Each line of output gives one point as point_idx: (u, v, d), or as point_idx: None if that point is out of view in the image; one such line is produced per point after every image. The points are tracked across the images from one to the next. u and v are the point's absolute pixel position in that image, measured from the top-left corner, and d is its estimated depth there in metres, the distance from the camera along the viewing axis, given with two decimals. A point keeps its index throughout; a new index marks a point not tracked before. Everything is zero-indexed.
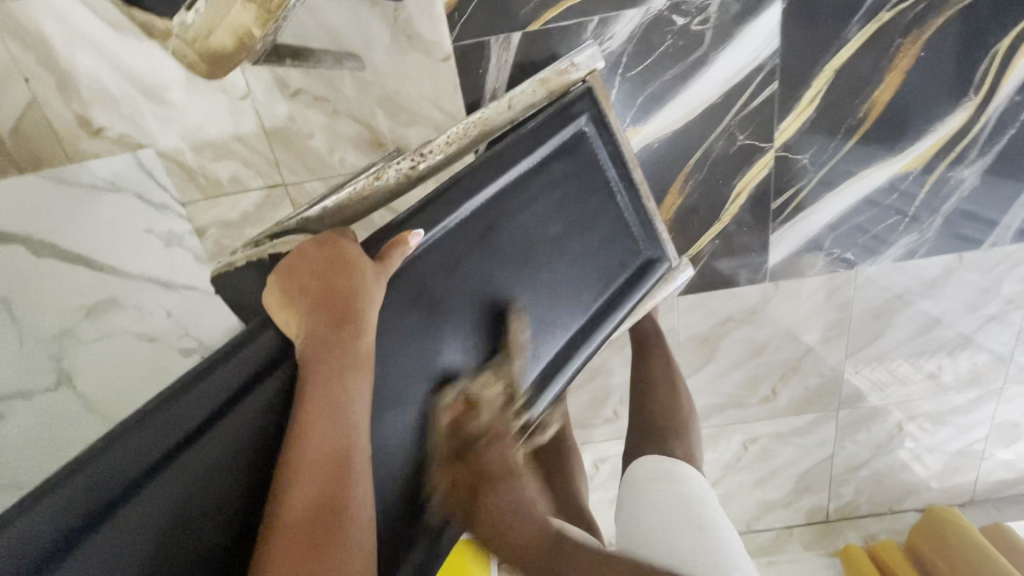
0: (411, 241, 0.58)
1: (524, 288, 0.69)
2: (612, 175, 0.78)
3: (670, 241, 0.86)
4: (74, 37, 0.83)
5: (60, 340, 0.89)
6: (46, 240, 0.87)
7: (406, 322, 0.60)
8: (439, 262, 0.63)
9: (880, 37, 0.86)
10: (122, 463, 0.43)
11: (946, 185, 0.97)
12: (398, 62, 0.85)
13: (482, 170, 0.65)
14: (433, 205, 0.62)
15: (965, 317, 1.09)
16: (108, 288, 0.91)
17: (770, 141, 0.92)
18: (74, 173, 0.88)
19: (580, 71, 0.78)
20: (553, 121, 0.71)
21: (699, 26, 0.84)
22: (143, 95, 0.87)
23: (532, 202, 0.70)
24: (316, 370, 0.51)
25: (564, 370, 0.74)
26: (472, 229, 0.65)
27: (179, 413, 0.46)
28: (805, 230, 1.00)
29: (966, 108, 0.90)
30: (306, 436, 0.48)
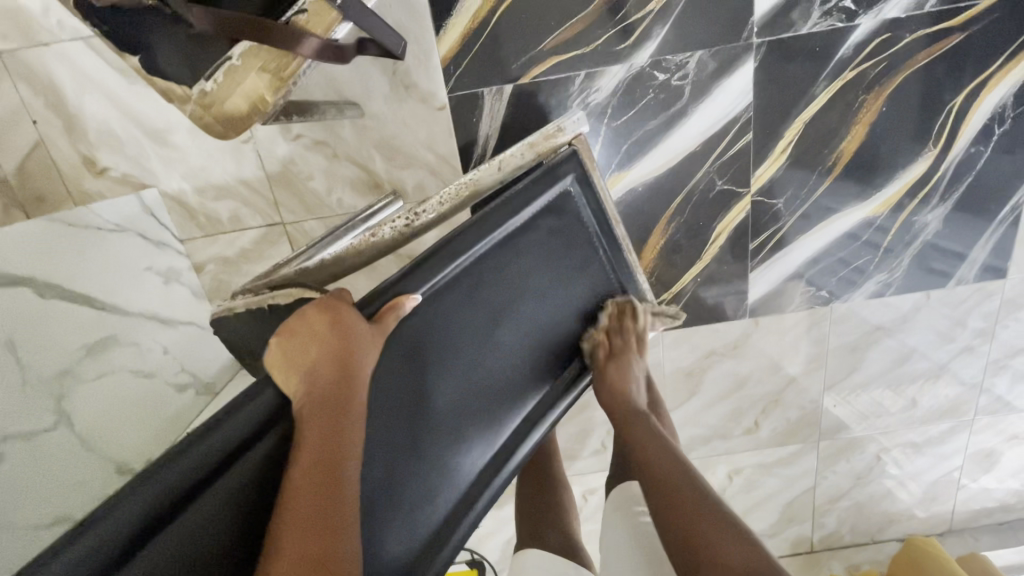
0: (408, 304, 0.61)
1: (510, 339, 0.72)
2: (595, 230, 0.83)
3: (648, 288, 0.90)
4: (84, 83, 0.87)
5: (61, 378, 0.80)
6: (52, 281, 0.81)
7: (399, 378, 0.61)
8: (430, 317, 0.65)
9: (845, 93, 0.92)
10: (128, 519, 0.43)
11: (912, 228, 1.03)
12: (396, 109, 0.90)
13: (475, 229, 0.69)
14: (431, 259, 0.64)
15: (936, 350, 1.14)
16: (108, 326, 0.88)
17: (747, 186, 0.97)
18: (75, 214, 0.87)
19: (566, 134, 0.81)
20: (540, 181, 0.76)
21: (678, 81, 0.90)
22: (148, 137, 0.90)
23: (519, 256, 0.73)
24: (313, 424, 0.51)
25: (548, 415, 0.76)
26: (466, 283, 0.68)
27: (185, 468, 0.47)
28: (783, 268, 1.05)
29: (926, 157, 0.97)
30: (297, 490, 0.47)
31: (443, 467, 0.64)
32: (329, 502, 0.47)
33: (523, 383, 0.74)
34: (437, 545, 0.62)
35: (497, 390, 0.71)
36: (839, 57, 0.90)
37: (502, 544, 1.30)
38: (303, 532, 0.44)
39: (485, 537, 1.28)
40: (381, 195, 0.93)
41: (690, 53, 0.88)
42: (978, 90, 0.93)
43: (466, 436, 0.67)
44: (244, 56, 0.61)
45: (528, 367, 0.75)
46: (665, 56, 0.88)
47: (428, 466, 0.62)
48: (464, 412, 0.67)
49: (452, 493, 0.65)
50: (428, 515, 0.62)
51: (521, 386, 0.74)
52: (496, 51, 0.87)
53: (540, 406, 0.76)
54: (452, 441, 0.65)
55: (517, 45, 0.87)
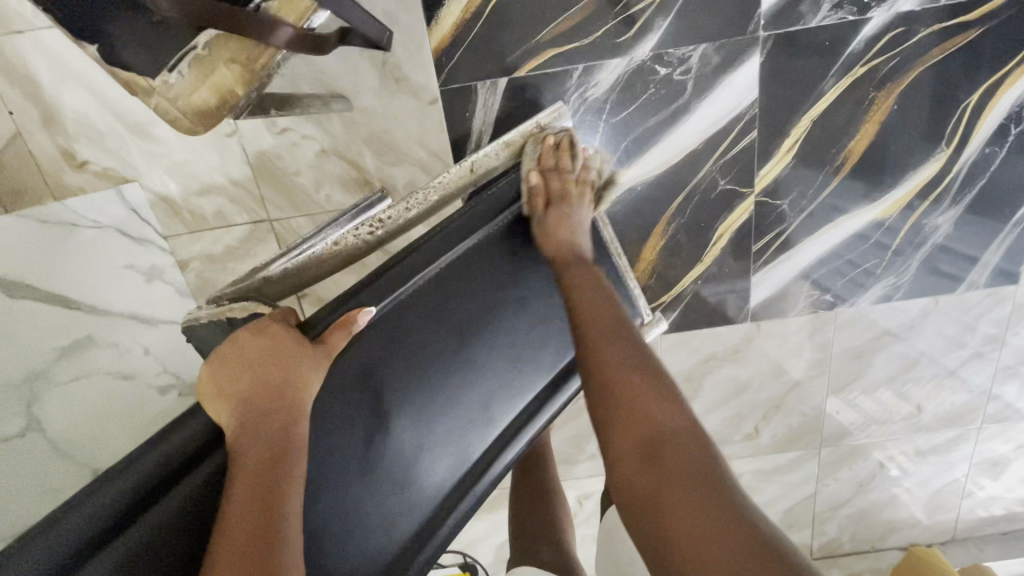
0: (361, 318, 0.58)
1: (485, 350, 0.67)
2: None
3: (641, 295, 0.86)
4: (62, 72, 0.83)
5: (32, 383, 0.85)
6: (29, 281, 0.85)
7: (355, 395, 0.59)
8: (391, 330, 0.62)
9: (856, 90, 0.88)
10: (56, 540, 0.43)
11: (922, 231, 0.99)
12: (386, 103, 0.86)
13: (442, 237, 0.67)
14: (389, 273, 0.63)
15: (943, 357, 1.11)
16: (84, 327, 0.89)
17: (751, 186, 0.94)
18: (54, 211, 0.87)
19: (548, 132, 0.78)
20: (509, 188, 0.75)
21: (680, 76, 0.86)
22: (128, 130, 0.87)
23: (493, 261, 0.70)
24: (248, 455, 0.49)
25: (528, 429, 0.69)
26: (435, 293, 0.65)
27: (121, 487, 0.46)
28: (787, 271, 1.01)
29: (938, 158, 0.93)
30: (230, 522, 0.45)
31: (405, 487, 0.61)
32: (263, 538, 0.44)
33: (500, 396, 0.68)
34: (399, 568, 0.59)
35: (467, 404, 0.65)
36: (850, 51, 0.86)
37: (495, 547, 1.28)
38: (233, 572, 0.42)
39: (477, 540, 1.27)
40: (371, 192, 0.89)
41: (693, 46, 0.84)
42: (994, 88, 0.89)
43: (432, 456, 0.63)
44: (212, 45, 0.58)
45: (508, 378, 0.69)
46: (667, 49, 0.85)
47: (388, 487, 0.59)
48: (430, 427, 0.63)
49: (416, 517, 0.61)
50: (386, 540, 0.59)
51: (497, 399, 0.68)
52: (490, 43, 0.83)
53: (525, 413, 0.70)
54: (418, 458, 0.62)
55: (512, 36, 0.83)
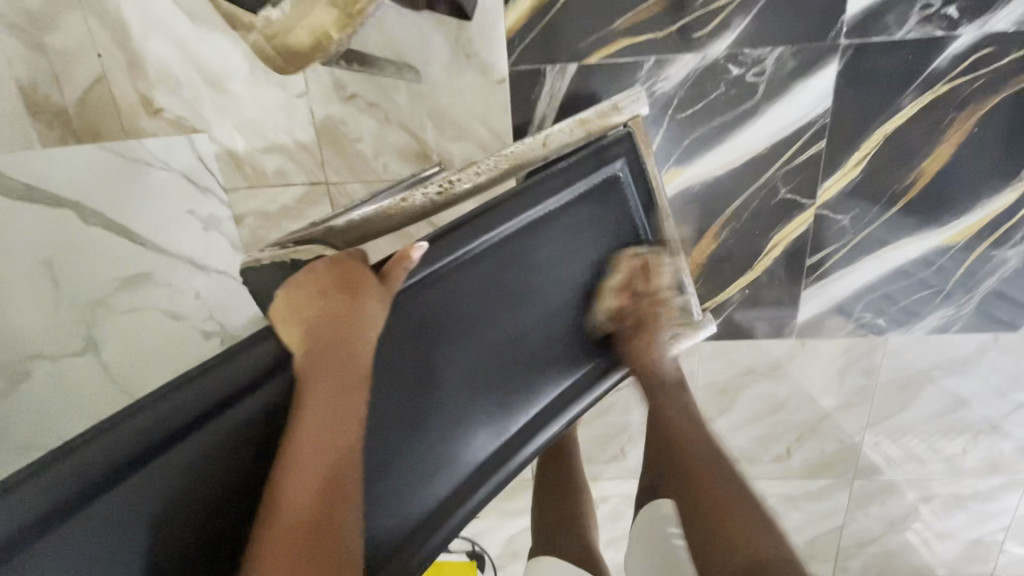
0: (414, 256, 0.57)
1: (536, 326, 0.69)
2: (640, 223, 0.78)
3: (693, 291, 0.83)
4: (150, 21, 0.87)
5: (94, 308, 0.89)
6: (99, 210, 0.88)
7: (411, 346, 0.59)
8: (451, 290, 0.62)
9: (935, 109, 0.84)
10: (121, 445, 0.43)
11: (988, 263, 0.94)
12: (453, 79, 0.87)
13: (512, 206, 0.65)
14: (457, 233, 0.62)
15: (996, 400, 1.05)
16: (146, 263, 0.92)
17: (812, 198, 0.91)
18: (132, 148, 0.90)
19: (622, 114, 0.75)
20: (586, 162, 0.72)
21: (752, 78, 0.84)
22: (204, 81, 0.90)
23: (554, 239, 0.70)
24: (309, 406, 0.49)
25: (567, 412, 0.71)
26: (493, 261, 0.65)
27: (184, 403, 0.46)
28: (838, 291, 0.98)
29: (1014, 188, 0.88)
30: (299, 451, 0.47)
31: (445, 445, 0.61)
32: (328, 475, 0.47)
33: (543, 371, 0.70)
34: (437, 525, 0.60)
35: (506, 376, 0.67)
36: (931, 69, 0.82)
37: (505, 539, 1.27)
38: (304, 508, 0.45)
39: (489, 529, 1.26)
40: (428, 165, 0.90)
41: (769, 49, 0.82)
42: None
43: (475, 420, 0.64)
44: None
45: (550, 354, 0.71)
46: (742, 50, 0.83)
47: (429, 448, 0.60)
48: (472, 394, 0.64)
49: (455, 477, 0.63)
50: (427, 491, 0.60)
51: (539, 373, 0.70)
52: (563, 27, 0.83)
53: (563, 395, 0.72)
54: (460, 422, 0.63)
55: (585, 23, 0.83)
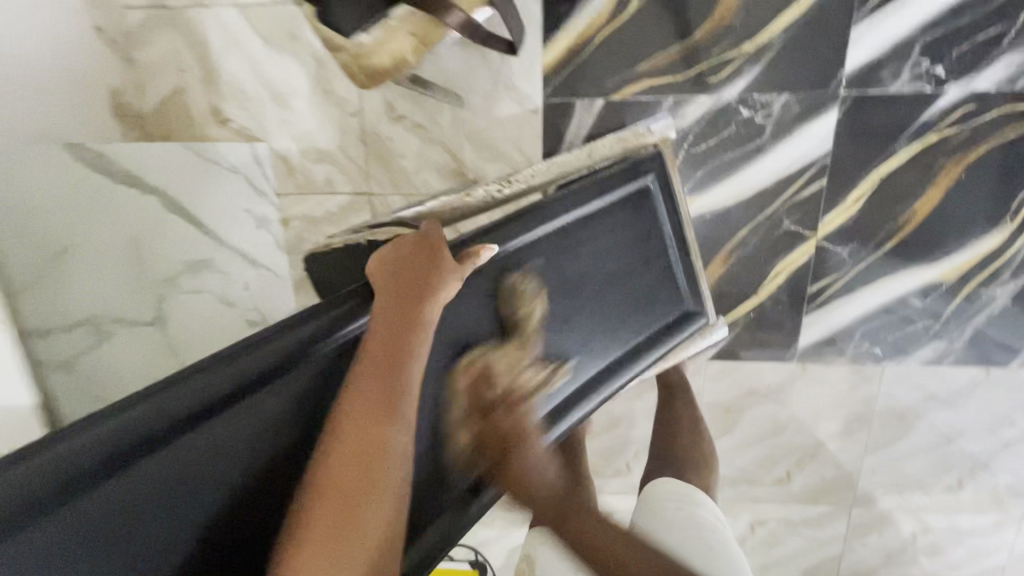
0: (481, 255, 0.63)
1: (581, 312, 0.76)
2: (667, 230, 0.86)
3: (709, 297, 0.90)
4: (229, 43, 0.98)
5: (163, 286, 1.01)
6: (179, 200, 1.01)
7: (474, 318, 0.67)
8: (513, 270, 0.70)
9: (927, 155, 0.93)
10: (212, 388, 0.49)
11: (977, 300, 1.00)
12: (493, 107, 0.98)
13: (560, 203, 0.74)
14: (519, 221, 0.70)
15: (989, 434, 1.09)
16: (205, 252, 1.02)
17: (813, 230, 0.99)
18: (210, 150, 1.02)
19: (654, 135, 0.88)
20: (624, 173, 0.81)
21: (761, 119, 0.94)
22: (270, 97, 1.01)
23: (596, 237, 0.78)
24: (367, 382, 0.53)
25: (599, 394, 0.77)
26: (545, 250, 0.73)
27: (266, 358, 0.52)
28: (837, 319, 1.05)
29: (999, 232, 0.96)
30: (355, 423, 0.51)
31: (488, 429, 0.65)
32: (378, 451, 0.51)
33: (585, 354, 0.77)
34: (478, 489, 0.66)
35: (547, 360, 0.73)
36: (922, 120, 0.91)
37: (509, 551, 1.29)
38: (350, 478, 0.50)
39: (494, 539, 1.29)
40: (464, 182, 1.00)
41: (777, 94, 0.92)
42: None
43: (524, 391, 0.71)
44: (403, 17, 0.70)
45: (592, 339, 0.77)
46: (752, 94, 0.93)
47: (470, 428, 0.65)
48: (524, 368, 0.71)
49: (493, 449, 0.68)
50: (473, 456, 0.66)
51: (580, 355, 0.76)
52: (594, 67, 0.94)
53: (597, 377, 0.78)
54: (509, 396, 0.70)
55: (613, 64, 0.93)
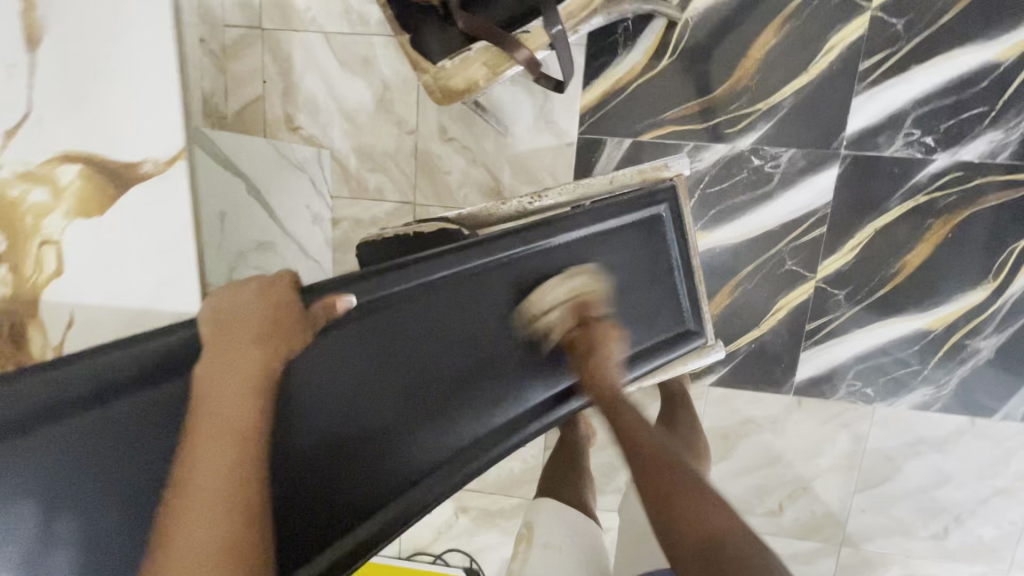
0: (340, 305, 0.53)
1: None
2: (675, 257, 0.87)
3: (708, 318, 0.90)
4: (310, 62, 1.13)
5: (236, 258, 1.21)
6: (260, 186, 1.18)
7: (486, 312, 0.66)
8: (532, 273, 0.70)
9: (917, 213, 1.04)
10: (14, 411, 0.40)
11: (963, 351, 1.09)
12: (533, 136, 1.10)
13: (581, 217, 0.74)
14: (537, 229, 0.70)
15: (975, 482, 1.14)
16: (270, 236, 1.20)
17: (813, 272, 1.09)
18: (287, 148, 1.16)
19: (672, 170, 0.87)
20: (640, 199, 0.82)
21: (770, 169, 1.06)
22: (338, 111, 1.14)
23: (609, 255, 0.78)
24: (205, 445, 0.44)
25: (590, 396, 0.76)
26: (562, 260, 0.73)
27: (83, 384, 0.43)
28: (832, 357, 1.13)
29: (983, 288, 1.05)
30: (194, 489, 0.43)
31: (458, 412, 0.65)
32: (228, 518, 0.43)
33: None
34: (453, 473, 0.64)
35: (537, 361, 0.72)
36: (913, 181, 1.03)
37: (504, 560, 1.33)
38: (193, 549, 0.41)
39: (491, 546, 1.33)
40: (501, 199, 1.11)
41: (785, 148, 1.04)
42: None
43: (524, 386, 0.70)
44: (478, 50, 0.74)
45: None
46: (763, 147, 1.05)
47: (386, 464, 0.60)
48: (529, 364, 0.70)
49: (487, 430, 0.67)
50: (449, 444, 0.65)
51: None
52: (625, 111, 1.07)
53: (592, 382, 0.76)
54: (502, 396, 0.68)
55: (642, 110, 1.06)
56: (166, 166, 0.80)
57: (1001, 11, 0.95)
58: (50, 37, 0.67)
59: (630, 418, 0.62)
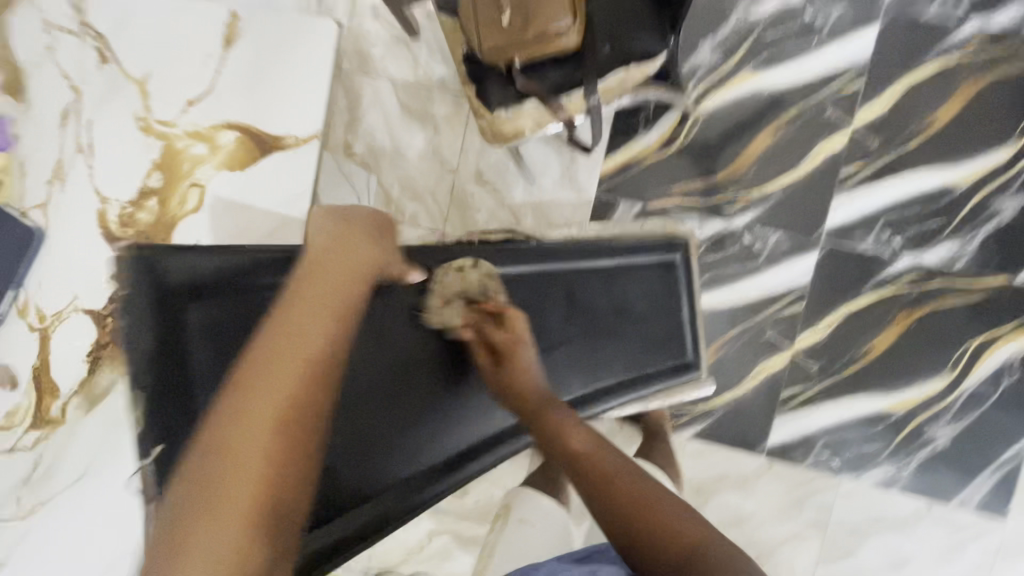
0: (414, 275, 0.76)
1: (598, 339, 0.89)
2: (684, 299, 0.96)
3: (705, 357, 0.98)
4: (375, 102, 1.31)
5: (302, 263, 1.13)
6: None
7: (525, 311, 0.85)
8: (564, 285, 0.87)
9: (884, 303, 1.17)
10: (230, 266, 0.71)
11: (921, 435, 1.18)
12: (557, 190, 1.26)
13: (607, 248, 0.90)
14: (575, 249, 0.88)
15: (934, 570, 1.18)
16: None
17: (791, 343, 1.21)
18: (350, 169, 1.31)
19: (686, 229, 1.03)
20: (660, 244, 0.95)
21: (759, 246, 1.21)
22: (391, 145, 1.31)
23: (627, 285, 0.92)
24: (285, 325, 0.51)
25: (587, 405, 0.86)
26: (590, 279, 0.89)
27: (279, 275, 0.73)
28: (804, 425, 1.22)
29: (941, 379, 1.17)
30: (267, 364, 0.48)
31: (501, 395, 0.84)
32: (286, 395, 0.47)
33: (590, 368, 0.87)
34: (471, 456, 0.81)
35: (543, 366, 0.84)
36: (881, 275, 1.17)
37: None
38: (257, 418, 0.45)
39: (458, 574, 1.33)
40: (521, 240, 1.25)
41: (773, 232, 1.20)
42: (990, 340, 1.15)
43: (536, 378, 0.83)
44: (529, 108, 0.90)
45: (601, 359, 0.88)
46: (755, 227, 1.20)
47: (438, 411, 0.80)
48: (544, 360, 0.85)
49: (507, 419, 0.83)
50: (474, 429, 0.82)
51: (585, 367, 0.87)
52: (639, 181, 1.24)
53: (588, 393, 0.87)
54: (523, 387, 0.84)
55: (653, 182, 1.23)
56: (304, 142, 0.94)
57: (957, 144, 1.14)
58: (246, 44, 0.93)
59: (557, 415, 0.74)
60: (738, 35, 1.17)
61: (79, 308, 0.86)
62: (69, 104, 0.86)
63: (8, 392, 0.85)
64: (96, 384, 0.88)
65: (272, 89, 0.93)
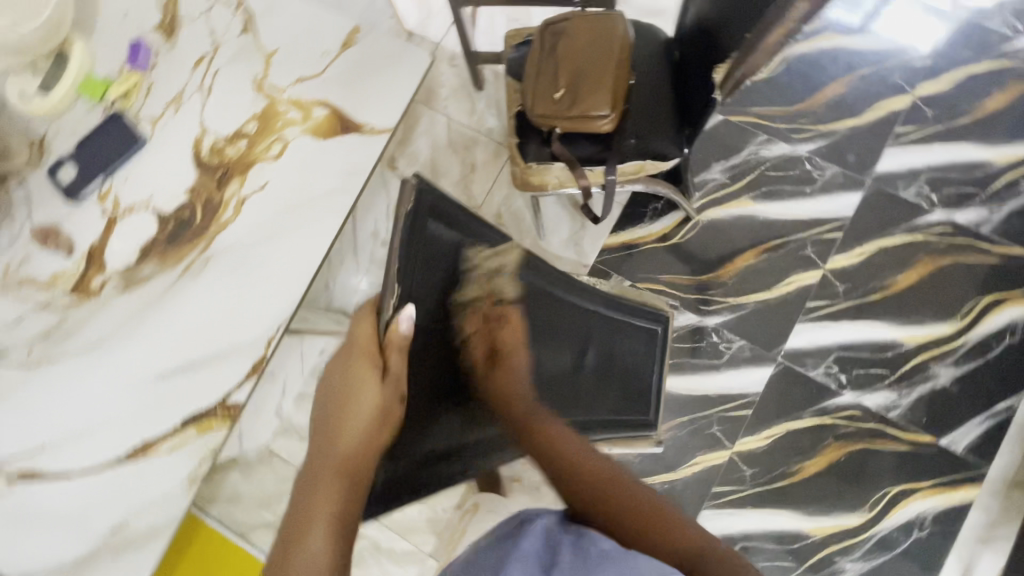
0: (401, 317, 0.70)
1: (571, 377, 0.92)
2: (659, 368, 0.97)
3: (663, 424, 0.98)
4: (429, 131, 1.49)
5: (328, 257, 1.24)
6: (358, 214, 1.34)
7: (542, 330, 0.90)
8: (564, 317, 0.92)
9: (821, 430, 1.28)
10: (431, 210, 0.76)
11: (832, 564, 1.24)
12: (562, 249, 1.40)
13: (601, 297, 0.95)
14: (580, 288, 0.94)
15: None
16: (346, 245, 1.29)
17: (732, 443, 1.30)
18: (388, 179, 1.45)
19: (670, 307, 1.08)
20: (647, 309, 0.99)
21: (723, 347, 1.33)
22: (431, 170, 1.47)
23: (612, 337, 0.95)
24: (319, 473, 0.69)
25: None
26: (582, 320, 0.93)
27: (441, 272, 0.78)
28: (727, 524, 1.28)
29: (859, 514, 1.25)
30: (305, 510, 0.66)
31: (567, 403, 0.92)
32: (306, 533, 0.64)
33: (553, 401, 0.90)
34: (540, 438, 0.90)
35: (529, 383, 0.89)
36: (823, 404, 1.29)
37: None
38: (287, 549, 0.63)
39: None
40: None
41: (737, 338, 1.33)
42: (909, 490, 1.25)
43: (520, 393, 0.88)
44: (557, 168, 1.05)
45: (566, 397, 0.91)
46: (724, 330, 1.33)
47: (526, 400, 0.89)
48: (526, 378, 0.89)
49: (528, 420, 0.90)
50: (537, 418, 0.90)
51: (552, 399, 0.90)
52: (634, 261, 1.38)
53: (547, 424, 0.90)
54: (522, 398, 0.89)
55: (646, 265, 1.37)
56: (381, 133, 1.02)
57: (909, 309, 1.29)
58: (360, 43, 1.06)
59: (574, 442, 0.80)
60: (745, 166, 1.37)
61: (150, 207, 0.98)
62: (205, 54, 1.04)
63: (66, 256, 0.97)
64: (137, 272, 0.97)
65: (373, 85, 1.03)
